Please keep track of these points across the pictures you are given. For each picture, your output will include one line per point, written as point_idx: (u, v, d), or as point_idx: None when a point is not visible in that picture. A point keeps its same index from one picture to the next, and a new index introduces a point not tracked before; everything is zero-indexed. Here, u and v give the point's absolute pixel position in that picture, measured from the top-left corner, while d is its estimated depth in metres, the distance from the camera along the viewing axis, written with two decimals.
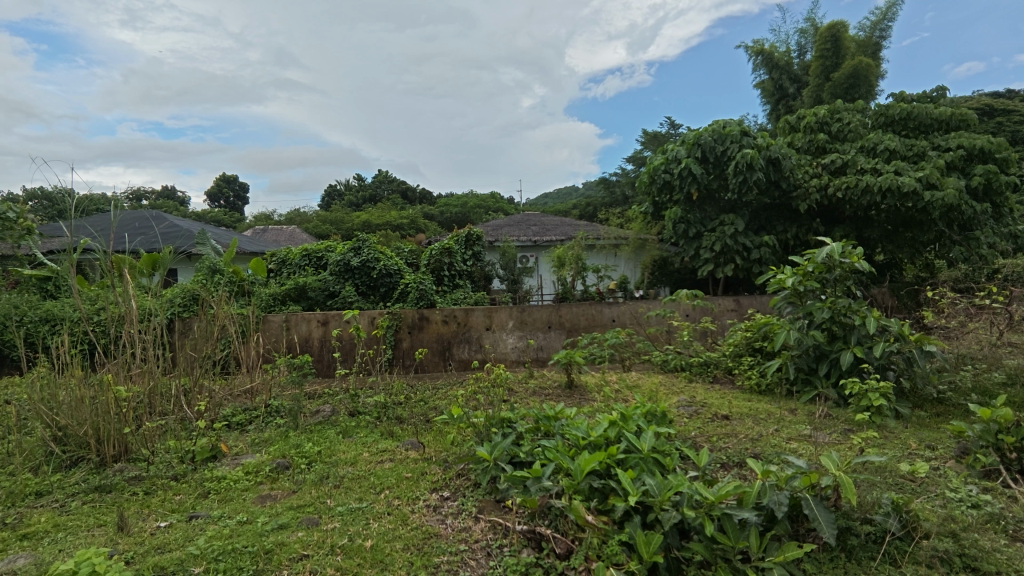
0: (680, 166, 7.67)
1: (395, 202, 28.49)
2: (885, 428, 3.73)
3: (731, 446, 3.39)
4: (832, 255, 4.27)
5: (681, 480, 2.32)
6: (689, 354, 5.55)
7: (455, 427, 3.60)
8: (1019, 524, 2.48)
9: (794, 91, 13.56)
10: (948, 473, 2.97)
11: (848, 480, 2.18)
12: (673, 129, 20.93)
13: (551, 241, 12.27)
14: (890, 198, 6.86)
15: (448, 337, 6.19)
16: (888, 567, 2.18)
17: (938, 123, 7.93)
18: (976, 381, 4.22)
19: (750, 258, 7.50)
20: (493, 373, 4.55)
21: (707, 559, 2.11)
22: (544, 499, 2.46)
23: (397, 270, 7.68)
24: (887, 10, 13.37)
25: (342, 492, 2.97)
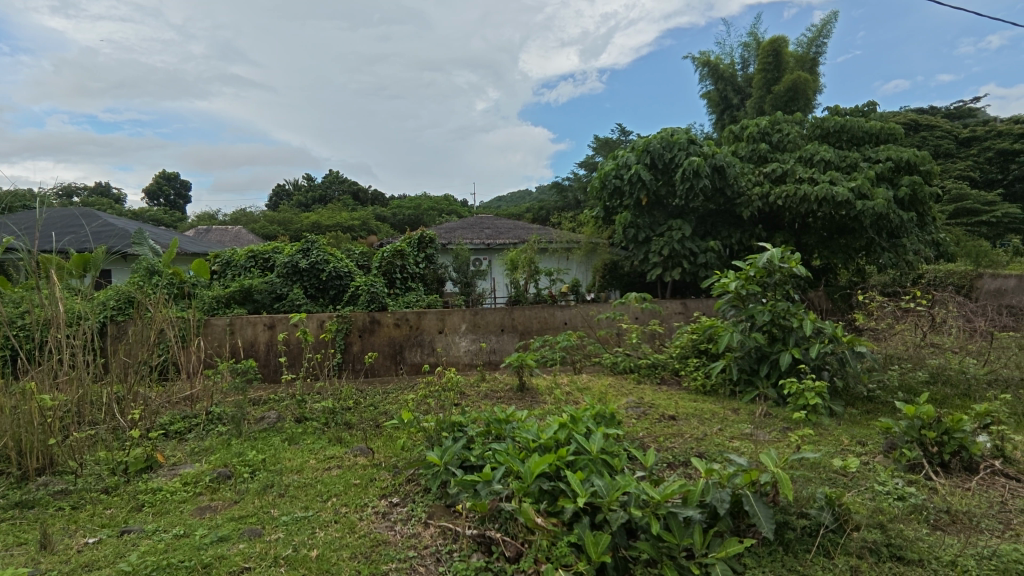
0: (631, 172, 7.85)
1: (346, 202, 27.98)
2: (820, 425, 3.90)
3: (677, 445, 3.47)
4: (772, 260, 4.47)
5: (629, 480, 2.35)
6: (638, 356, 5.66)
7: (406, 431, 3.54)
8: (939, 514, 2.63)
9: (738, 101, 14.10)
10: (877, 467, 3.13)
11: (786, 477, 2.27)
12: (624, 135, 21.39)
13: (504, 245, 12.31)
14: (826, 206, 7.21)
15: (400, 340, 6.10)
16: (822, 559, 2.27)
17: (869, 137, 8.40)
18: (902, 380, 4.48)
19: (697, 262, 7.73)
20: (445, 377, 4.51)
21: (653, 557, 2.15)
22: (494, 503, 2.45)
23: (348, 272, 7.52)
24: (822, 27, 14.09)
25: (287, 501, 2.87)
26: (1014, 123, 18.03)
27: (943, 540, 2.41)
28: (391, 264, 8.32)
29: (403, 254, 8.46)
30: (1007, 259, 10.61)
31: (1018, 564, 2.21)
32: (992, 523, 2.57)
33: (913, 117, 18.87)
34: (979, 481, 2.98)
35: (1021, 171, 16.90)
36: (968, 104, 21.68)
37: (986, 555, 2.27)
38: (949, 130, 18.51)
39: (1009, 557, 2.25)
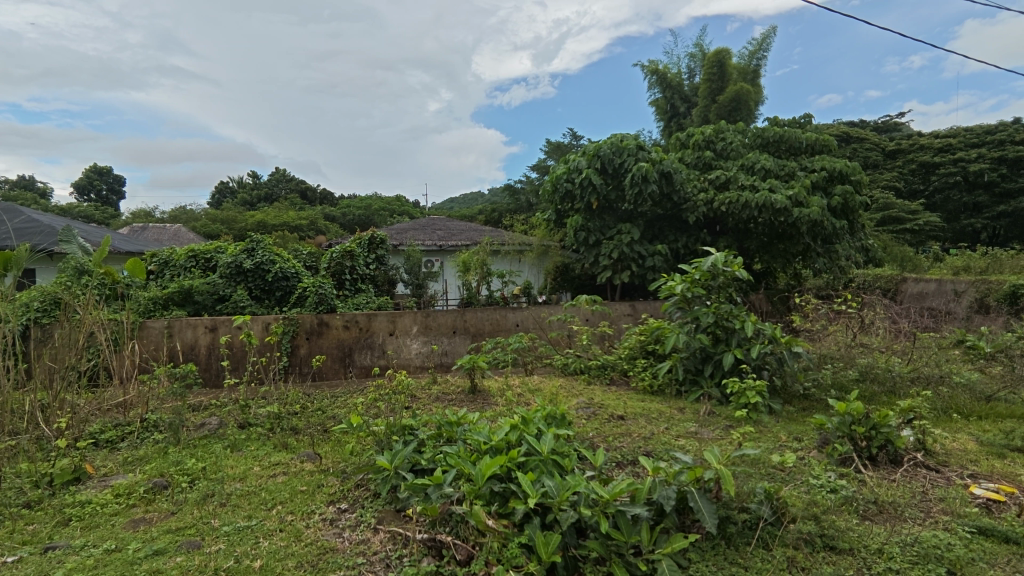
0: (582, 176, 7.97)
1: (294, 202, 27.23)
2: (760, 423, 4.07)
3: (626, 445, 3.56)
4: (716, 264, 4.66)
5: (579, 480, 2.39)
6: (588, 357, 5.76)
7: (354, 435, 3.49)
8: (868, 505, 2.80)
9: (684, 110, 14.56)
10: (811, 461, 3.30)
11: (728, 473, 2.36)
12: (575, 139, 21.69)
13: (456, 246, 12.26)
14: (765, 213, 7.53)
15: (349, 343, 5.99)
16: (761, 550, 2.38)
17: (805, 147, 8.84)
18: (835, 378, 4.73)
19: (645, 265, 7.93)
20: (395, 379, 4.45)
21: (602, 555, 2.19)
22: (445, 506, 2.44)
23: (295, 273, 7.32)
24: (762, 41, 14.74)
25: (229, 510, 2.77)
26: (934, 137, 19.36)
27: (871, 529, 2.56)
28: (340, 264, 8.14)
29: (353, 255, 8.31)
30: (927, 265, 11.38)
31: (936, 549, 2.38)
32: (914, 511, 2.75)
33: (844, 130, 19.94)
34: (903, 473, 3.19)
35: (940, 183, 18.18)
36: (894, 118, 23.14)
37: (909, 542, 2.44)
38: (877, 142, 19.65)
39: (929, 543, 2.42)
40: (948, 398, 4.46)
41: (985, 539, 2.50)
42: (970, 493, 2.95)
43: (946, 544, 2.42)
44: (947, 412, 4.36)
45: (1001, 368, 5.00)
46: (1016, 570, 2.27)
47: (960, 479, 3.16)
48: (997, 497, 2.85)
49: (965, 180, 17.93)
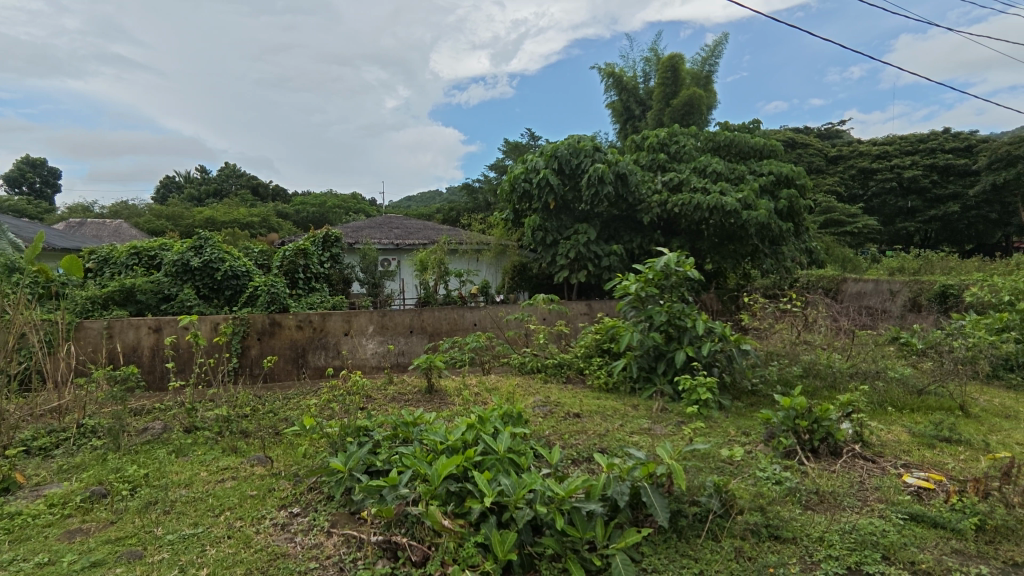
0: (539, 176, 8.02)
1: (244, 198, 26.38)
2: (710, 419, 4.20)
3: (581, 442, 3.61)
4: (669, 264, 4.79)
5: (535, 478, 2.41)
6: (545, 356, 5.80)
7: (308, 438, 3.41)
8: (810, 495, 2.93)
9: (639, 113, 14.85)
10: (758, 455, 3.43)
11: (679, 467, 2.43)
12: (533, 140, 21.82)
13: (413, 245, 12.12)
14: (716, 215, 7.76)
15: (302, 343, 5.85)
16: (710, 542, 2.46)
17: (754, 151, 9.16)
18: (780, 374, 4.92)
19: (601, 265, 8.06)
20: (350, 380, 4.37)
21: (558, 552, 2.22)
22: (401, 508, 2.41)
23: (245, 271, 7.10)
24: (714, 48, 15.18)
25: (173, 517, 2.67)
26: (872, 145, 20.38)
27: (812, 519, 2.69)
28: (293, 263, 7.92)
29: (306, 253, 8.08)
30: (866, 266, 11.99)
31: (872, 535, 2.52)
32: (852, 500, 2.90)
33: (790, 135, 20.74)
34: (842, 464, 3.35)
35: (877, 188, 19.19)
36: (836, 126, 24.25)
37: (847, 529, 2.57)
38: (821, 148, 20.55)
39: (865, 531, 2.55)
40: (884, 392, 4.71)
41: (916, 524, 2.65)
42: (903, 482, 3.12)
43: (881, 531, 2.56)
44: (883, 405, 4.61)
45: (931, 363, 5.31)
46: (943, 553, 2.42)
47: (894, 469, 3.34)
48: (927, 485, 3.03)
49: (901, 186, 18.99)
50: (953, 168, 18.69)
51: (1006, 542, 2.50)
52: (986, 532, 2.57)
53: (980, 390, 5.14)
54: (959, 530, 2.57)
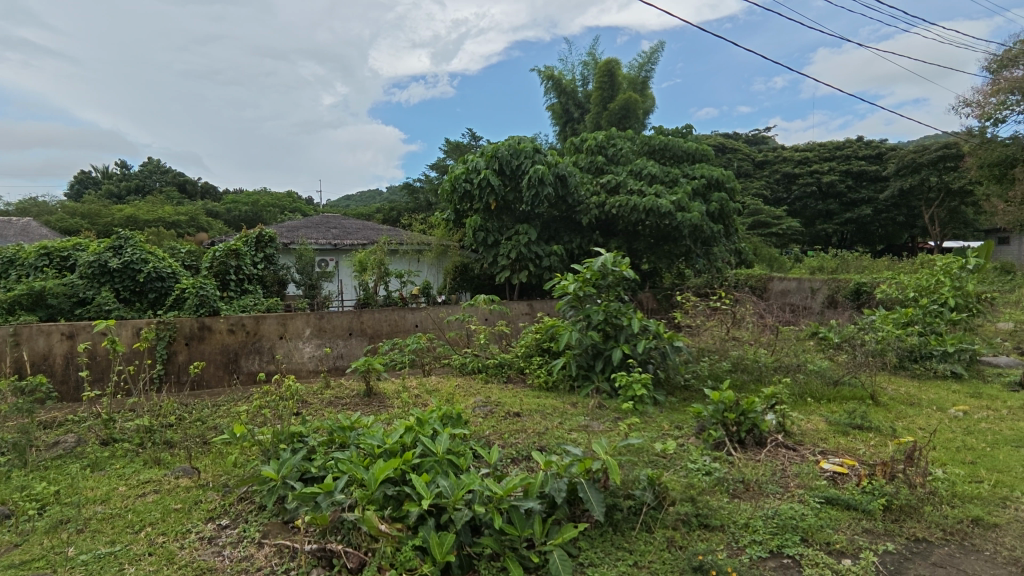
0: (480, 177, 8.00)
1: (171, 196, 25.04)
2: (645, 414, 4.33)
3: (521, 440, 3.65)
4: (605, 264, 4.90)
5: (474, 478, 2.40)
6: (486, 356, 5.80)
7: (238, 446, 3.27)
8: (737, 484, 3.07)
9: (578, 116, 15.13)
10: (690, 447, 3.56)
11: (614, 463, 2.49)
12: (474, 140, 21.82)
13: (352, 246, 11.85)
14: (651, 216, 8.01)
15: (234, 348, 5.59)
16: (644, 533, 2.53)
17: (687, 156, 9.51)
18: (711, 369, 5.14)
19: (541, 265, 8.16)
20: (283, 384, 4.20)
21: (496, 551, 2.23)
22: (336, 515, 2.35)
23: (171, 273, 6.72)
24: (649, 54, 15.66)
25: (87, 536, 2.50)
26: (794, 150, 21.58)
27: (739, 506, 2.82)
28: (224, 265, 7.56)
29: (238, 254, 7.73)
30: (790, 265, 12.70)
31: (792, 520, 2.67)
32: (774, 487, 3.06)
33: (721, 140, 21.68)
34: (766, 453, 3.53)
35: (800, 192, 20.35)
36: (762, 133, 25.57)
37: (770, 515, 2.71)
38: (748, 154, 21.58)
39: (786, 515, 2.70)
40: (805, 384, 5.02)
41: (832, 507, 2.83)
42: (821, 468, 3.32)
43: (800, 515, 2.71)
44: (803, 396, 4.90)
45: (846, 356, 5.69)
46: (855, 533, 2.60)
47: (813, 456, 3.54)
48: (841, 470, 3.23)
49: (820, 191, 20.24)
50: (866, 174, 20.08)
51: (910, 519, 2.70)
52: (893, 511, 2.77)
53: (888, 380, 5.55)
54: (868, 510, 2.76)
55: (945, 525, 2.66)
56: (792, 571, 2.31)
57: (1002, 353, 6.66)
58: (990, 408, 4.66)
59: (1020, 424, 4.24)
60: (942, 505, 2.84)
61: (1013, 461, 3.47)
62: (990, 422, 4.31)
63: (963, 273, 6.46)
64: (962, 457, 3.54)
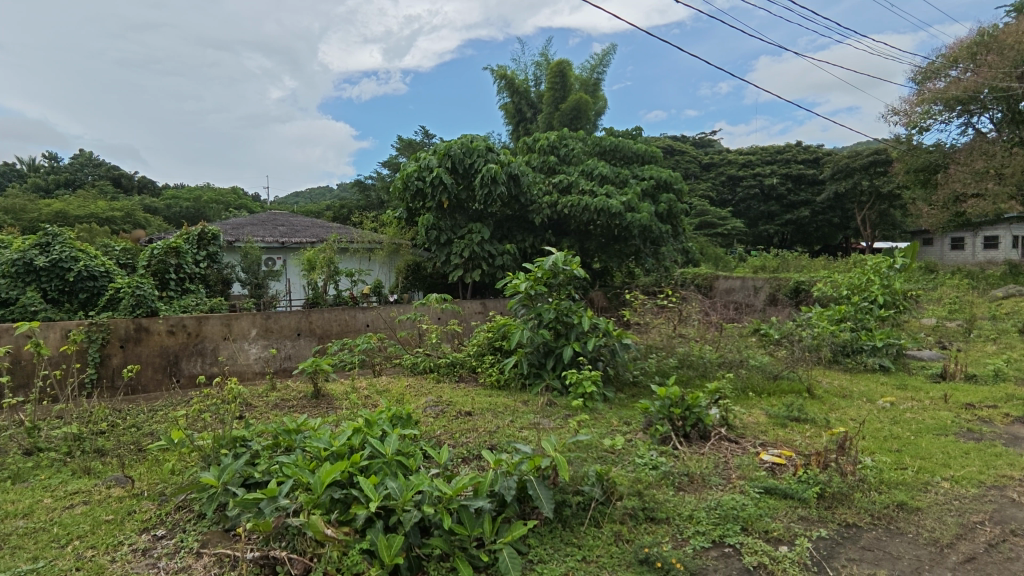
0: (432, 175, 7.91)
1: (105, 190, 23.75)
2: (595, 410, 4.40)
3: (472, 439, 3.63)
4: (556, 263, 4.94)
5: (423, 478, 2.37)
6: (438, 356, 5.75)
7: (176, 453, 3.12)
8: (682, 476, 3.15)
9: (530, 115, 15.20)
10: (637, 442, 3.62)
11: (563, 460, 2.50)
12: (426, 138, 21.62)
13: (300, 243, 11.52)
14: (602, 216, 8.13)
15: (174, 350, 5.33)
16: (592, 528, 2.56)
17: (636, 157, 9.72)
18: (658, 366, 5.26)
19: (494, 264, 8.16)
20: (225, 387, 4.04)
21: (445, 551, 2.20)
22: (280, 520, 2.28)
23: (105, 272, 6.30)
24: (601, 57, 15.88)
25: (6, 553, 2.33)
26: (738, 154, 22.36)
27: (684, 499, 2.89)
28: (163, 263, 7.19)
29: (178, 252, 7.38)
30: (734, 264, 13.15)
31: (733, 510, 2.76)
32: (717, 479, 3.15)
33: (669, 142, 22.22)
34: (710, 446, 3.63)
35: (744, 194, 21.09)
36: (708, 136, 26.36)
37: (713, 506, 2.79)
38: (695, 156, 22.22)
39: (728, 506, 2.79)
40: (747, 378, 5.22)
41: (770, 496, 2.94)
42: (760, 459, 3.44)
43: (740, 505, 2.81)
44: (745, 390, 5.08)
45: (785, 352, 5.94)
46: (791, 520, 2.71)
47: (753, 448, 3.67)
48: (779, 461, 3.36)
49: (762, 193, 21.04)
50: (804, 178, 21.02)
51: (841, 506, 2.84)
52: (826, 498, 2.90)
53: (823, 373, 5.83)
54: (804, 499, 2.88)
55: (873, 510, 2.80)
56: (733, 560, 2.39)
57: (925, 347, 7.09)
58: (914, 399, 4.95)
59: (941, 413, 4.52)
60: (871, 492, 3.00)
61: (934, 448, 3.69)
62: (914, 411, 4.58)
63: (891, 272, 6.83)
64: (888, 445, 3.75)
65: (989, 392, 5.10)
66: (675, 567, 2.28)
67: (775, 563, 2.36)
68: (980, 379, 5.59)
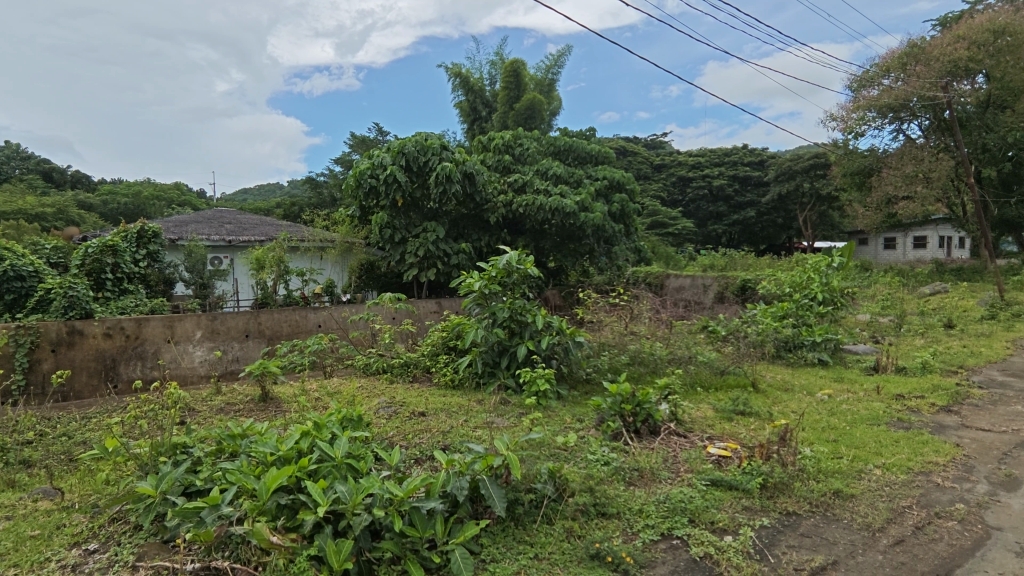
0: (386, 172, 7.76)
1: (33, 185, 22.34)
2: (548, 408, 4.42)
3: (425, 440, 3.58)
4: (510, 262, 4.93)
5: (373, 480, 2.31)
6: (391, 356, 5.66)
7: (110, 462, 2.95)
8: (633, 472, 3.20)
9: (485, 114, 15.16)
10: (590, 439, 3.65)
11: (515, 458, 2.49)
12: (380, 134, 21.27)
13: (248, 242, 11.14)
14: (556, 216, 8.19)
15: (112, 354, 5.04)
16: (544, 525, 2.56)
17: (589, 158, 9.85)
18: (610, 363, 5.33)
19: (449, 263, 8.09)
20: (166, 391, 3.85)
21: (397, 554, 2.16)
22: (222, 529, 2.20)
23: (33, 272, 5.93)
24: (556, 57, 15.97)
25: None
26: (688, 155, 22.96)
27: (635, 493, 2.93)
28: (99, 262, 6.81)
29: (115, 250, 7.01)
30: (684, 262, 13.50)
31: (681, 502, 2.82)
32: (666, 473, 3.22)
33: (622, 143, 22.58)
34: (660, 441, 3.70)
35: (693, 194, 21.67)
36: (659, 138, 26.95)
37: (662, 500, 2.84)
38: (648, 157, 22.67)
39: (676, 499, 2.85)
40: (695, 374, 5.36)
41: (716, 488, 3.01)
42: (707, 452, 3.53)
43: (687, 497, 2.87)
44: (693, 385, 5.22)
45: (732, 348, 6.13)
46: (736, 511, 2.79)
47: (700, 442, 3.75)
48: (725, 454, 3.45)
49: (711, 194, 21.68)
50: (750, 179, 21.77)
51: (782, 495, 2.95)
52: (768, 488, 3.00)
53: (767, 368, 6.05)
54: (748, 489, 2.97)
55: (811, 498, 2.92)
56: (680, 551, 2.43)
57: (860, 341, 7.45)
58: (850, 391, 5.19)
59: (874, 404, 4.75)
60: (809, 480, 3.12)
61: (868, 437, 3.88)
62: (849, 403, 4.80)
63: (829, 270, 7.14)
64: (826, 436, 3.91)
65: (918, 383, 5.39)
66: (625, 561, 2.30)
67: (720, 552, 2.42)
68: (910, 371, 5.91)
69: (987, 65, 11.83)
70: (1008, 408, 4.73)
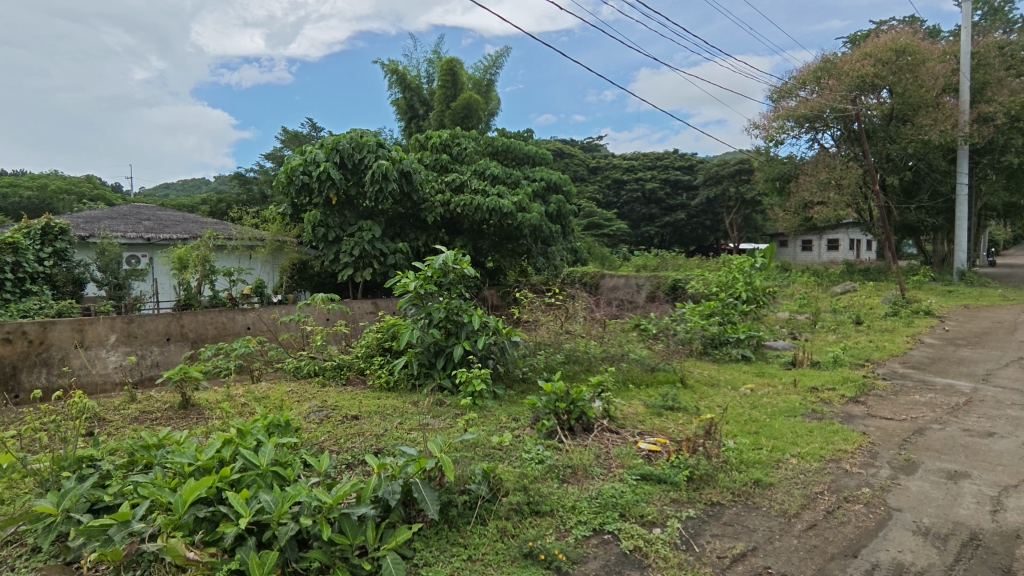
0: (319, 169, 7.49)
1: None
2: (485, 408, 4.40)
3: (357, 444, 3.47)
4: (446, 262, 4.86)
5: (300, 488, 2.21)
6: (324, 359, 5.47)
7: (4, 480, 2.66)
8: (566, 469, 3.22)
9: (423, 112, 14.96)
10: (525, 438, 3.65)
11: (449, 460, 2.45)
12: (313, 130, 20.62)
13: (169, 240, 10.48)
14: (493, 216, 8.19)
15: (11, 361, 4.59)
16: (478, 526, 2.53)
17: (526, 158, 9.91)
18: (546, 361, 5.37)
19: (386, 263, 7.93)
20: (71, 401, 3.54)
21: (325, 563, 2.06)
22: (133, 547, 2.04)
23: None
24: (495, 58, 15.97)
25: None
26: (623, 158, 23.58)
27: (569, 491, 2.95)
28: None
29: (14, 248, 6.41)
30: (619, 262, 13.87)
31: (613, 498, 2.86)
32: (599, 469, 3.26)
33: (560, 144, 22.92)
34: (594, 438, 3.75)
35: (628, 197, 22.27)
36: (595, 141, 27.52)
37: (594, 496, 2.88)
38: (584, 159, 23.08)
39: (609, 494, 2.89)
40: (628, 371, 5.49)
41: (646, 482, 3.08)
42: (638, 447, 3.61)
43: (619, 492, 2.92)
44: (626, 382, 5.34)
45: (663, 346, 6.33)
46: (664, 504, 2.86)
47: (632, 437, 3.84)
48: (654, 448, 3.54)
49: (644, 197, 22.37)
50: (681, 183, 22.62)
51: (707, 487, 3.05)
52: (695, 481, 3.10)
53: (694, 365, 6.28)
54: (676, 482, 3.06)
55: (734, 489, 3.03)
56: (611, 546, 2.47)
57: (779, 338, 7.86)
58: (770, 385, 5.46)
59: (792, 397, 5.02)
60: (732, 471, 3.24)
61: (785, 429, 4.08)
62: (769, 396, 5.05)
63: (752, 270, 7.49)
64: (748, 428, 4.08)
65: (830, 377, 5.75)
66: (558, 558, 2.32)
67: (649, 545, 2.48)
68: (823, 365, 6.30)
69: (891, 81, 12.77)
70: (908, 398, 5.12)
